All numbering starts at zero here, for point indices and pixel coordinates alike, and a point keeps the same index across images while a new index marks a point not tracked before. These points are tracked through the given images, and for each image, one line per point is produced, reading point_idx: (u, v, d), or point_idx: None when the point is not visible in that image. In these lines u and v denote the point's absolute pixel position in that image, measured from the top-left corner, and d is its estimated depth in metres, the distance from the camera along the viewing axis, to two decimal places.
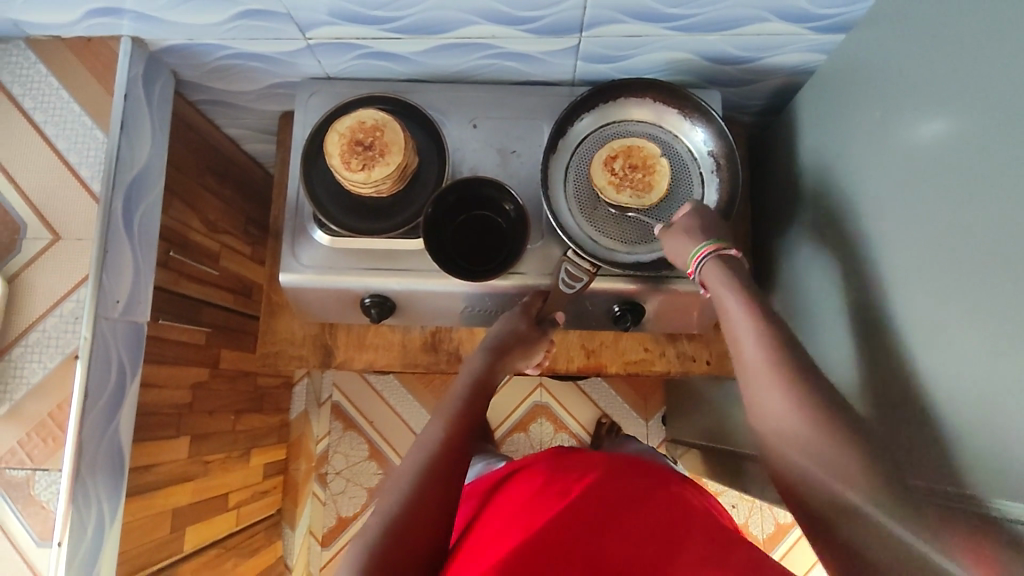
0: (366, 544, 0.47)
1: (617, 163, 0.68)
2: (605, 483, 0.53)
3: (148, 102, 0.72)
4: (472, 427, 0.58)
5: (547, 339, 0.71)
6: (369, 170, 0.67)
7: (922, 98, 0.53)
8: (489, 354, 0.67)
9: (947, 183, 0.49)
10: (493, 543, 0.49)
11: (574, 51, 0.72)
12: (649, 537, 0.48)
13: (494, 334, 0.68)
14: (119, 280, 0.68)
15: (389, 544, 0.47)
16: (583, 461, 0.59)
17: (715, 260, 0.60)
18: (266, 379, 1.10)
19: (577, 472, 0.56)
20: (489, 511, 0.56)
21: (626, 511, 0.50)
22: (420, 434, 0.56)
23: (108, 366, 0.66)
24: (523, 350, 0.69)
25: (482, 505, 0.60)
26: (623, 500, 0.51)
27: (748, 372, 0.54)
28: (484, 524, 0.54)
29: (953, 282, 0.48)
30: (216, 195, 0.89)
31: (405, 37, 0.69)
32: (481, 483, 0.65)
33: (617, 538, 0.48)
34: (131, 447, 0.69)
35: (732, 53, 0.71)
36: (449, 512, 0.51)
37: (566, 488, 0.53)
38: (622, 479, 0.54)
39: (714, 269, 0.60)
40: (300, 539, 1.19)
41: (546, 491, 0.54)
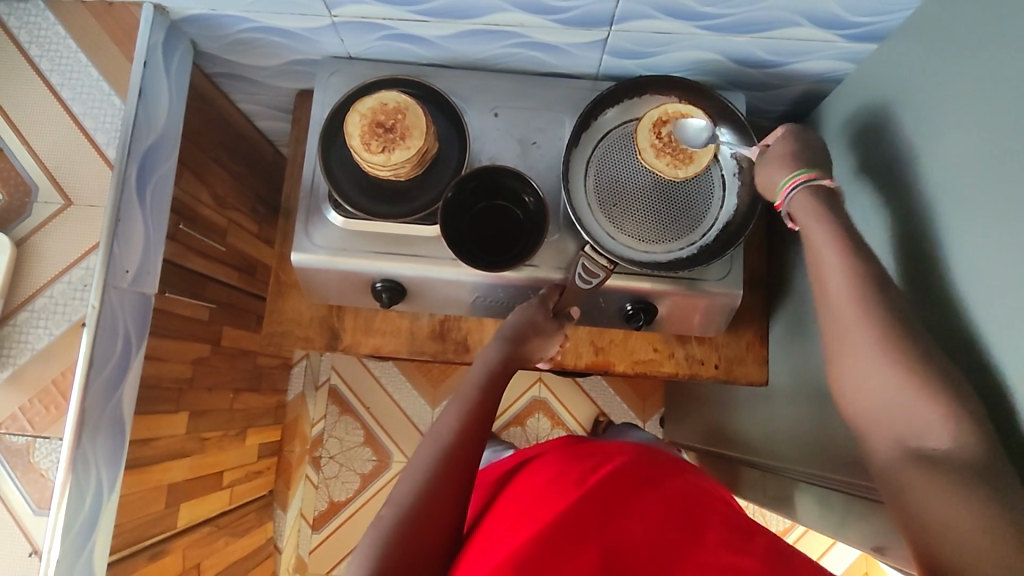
0: (381, 531, 0.47)
1: (666, 129, 0.67)
2: (620, 471, 0.53)
3: (167, 71, 0.71)
4: (487, 414, 0.57)
5: (562, 333, 0.70)
6: (389, 152, 0.66)
7: (956, 111, 0.52)
8: (503, 344, 0.67)
9: (980, 198, 0.49)
10: (509, 530, 0.49)
11: (601, 45, 0.71)
12: (670, 523, 0.47)
13: (511, 325, 0.68)
14: (130, 250, 0.66)
15: (405, 532, 0.47)
16: (598, 451, 0.58)
17: (808, 190, 0.57)
18: (265, 358, 1.09)
19: (593, 462, 0.55)
20: (502, 500, 0.56)
21: (645, 499, 0.50)
22: (434, 422, 0.56)
23: (114, 335, 0.64)
24: (537, 342, 0.68)
25: (495, 494, 0.59)
26: (639, 487, 0.51)
27: (834, 312, 0.52)
28: (499, 512, 0.53)
29: (983, 297, 0.48)
30: (227, 170, 0.88)
31: (432, 20, 0.68)
32: (492, 473, 0.64)
33: (634, 523, 0.47)
34: (133, 419, 0.69)
35: (760, 57, 0.71)
36: (464, 500, 0.51)
37: (581, 476, 0.53)
38: (639, 469, 0.53)
39: (804, 199, 0.57)
40: (290, 522, 1.19)
41: (560, 479, 0.53)
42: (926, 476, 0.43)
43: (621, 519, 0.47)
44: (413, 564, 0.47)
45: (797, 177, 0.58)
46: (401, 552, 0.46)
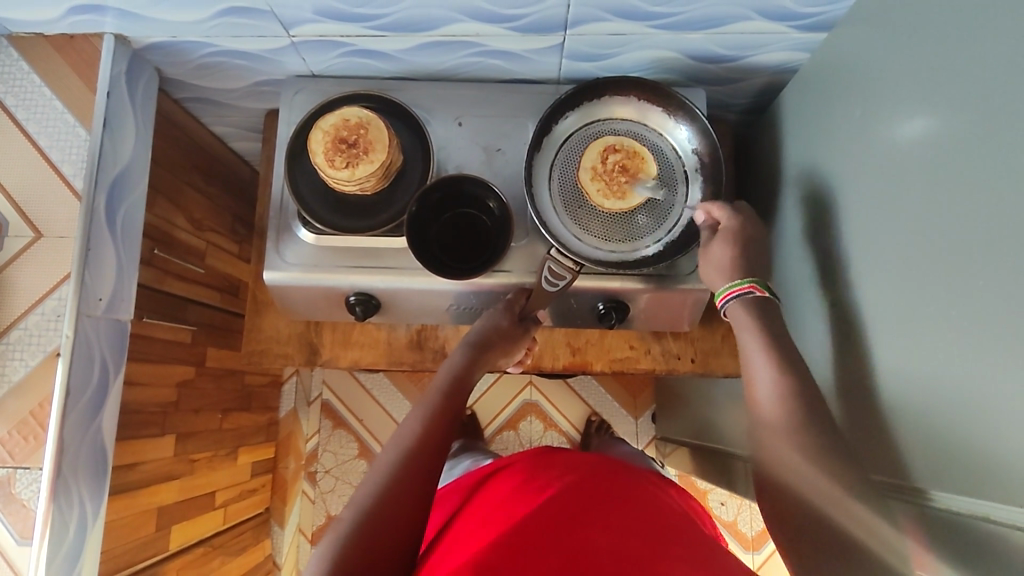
0: (341, 535, 0.48)
1: (613, 158, 0.70)
2: (583, 482, 0.53)
3: (131, 100, 0.72)
4: (452, 424, 0.58)
5: (527, 337, 0.71)
6: (353, 167, 0.67)
7: (901, 96, 0.53)
8: (468, 351, 0.67)
9: (923, 180, 0.49)
10: (470, 539, 0.49)
11: (558, 49, 0.72)
12: (628, 532, 0.48)
13: (474, 332, 0.69)
14: (101, 278, 0.68)
15: (365, 537, 0.48)
16: (564, 461, 0.59)
17: (744, 302, 0.61)
18: (254, 377, 1.09)
19: (557, 470, 0.56)
20: (467, 509, 0.56)
21: (605, 509, 0.50)
22: (398, 427, 0.56)
23: (90, 362, 0.65)
24: (504, 347, 0.69)
25: (460, 504, 0.60)
26: (601, 498, 0.52)
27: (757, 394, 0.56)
28: (462, 520, 0.54)
29: (927, 280, 0.48)
30: (202, 193, 0.89)
31: (389, 35, 0.69)
32: (461, 484, 0.65)
33: (594, 530, 0.48)
34: (115, 445, 0.69)
35: (716, 52, 0.72)
36: (426, 507, 0.52)
37: (544, 484, 0.53)
38: (601, 481, 0.54)
39: (741, 308, 0.61)
40: (288, 538, 1.20)
41: (523, 488, 0.54)
42: None
43: (581, 526, 0.48)
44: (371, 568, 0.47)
45: (738, 286, 0.62)
46: (361, 555, 0.47)
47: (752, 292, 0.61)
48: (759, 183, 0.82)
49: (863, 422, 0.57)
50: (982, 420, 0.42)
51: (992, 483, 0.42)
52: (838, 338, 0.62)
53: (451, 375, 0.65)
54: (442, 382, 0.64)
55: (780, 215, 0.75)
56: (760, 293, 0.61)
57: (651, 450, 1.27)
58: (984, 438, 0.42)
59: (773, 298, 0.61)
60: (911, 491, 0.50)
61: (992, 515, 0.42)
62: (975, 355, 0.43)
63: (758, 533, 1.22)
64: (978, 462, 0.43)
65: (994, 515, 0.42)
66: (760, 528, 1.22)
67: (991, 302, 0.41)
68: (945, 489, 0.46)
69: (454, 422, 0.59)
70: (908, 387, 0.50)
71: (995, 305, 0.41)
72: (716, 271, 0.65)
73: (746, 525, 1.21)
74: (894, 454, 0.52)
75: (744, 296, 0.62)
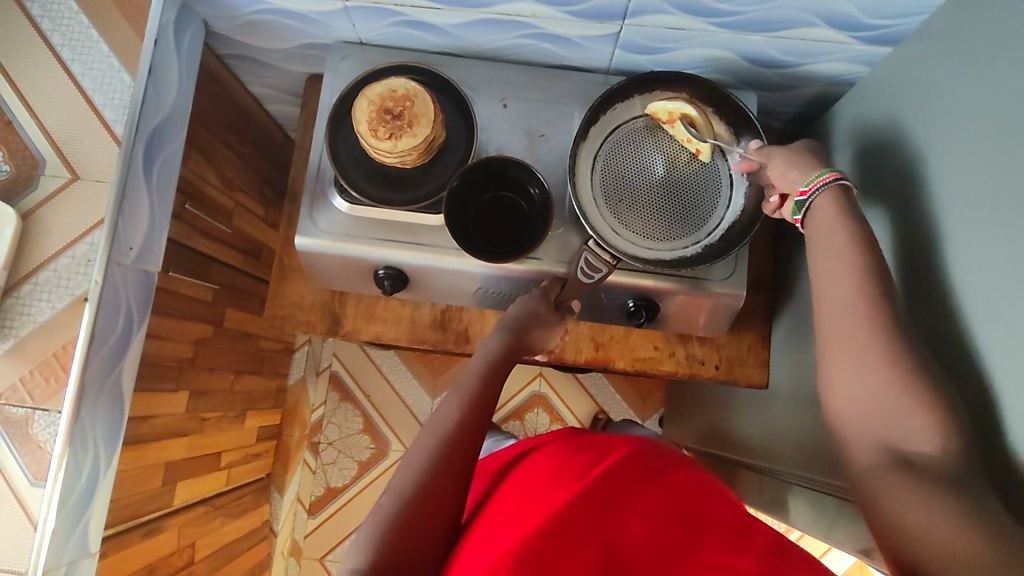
0: (379, 521, 0.48)
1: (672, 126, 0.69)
2: (621, 463, 0.52)
3: (177, 50, 0.70)
4: (488, 407, 0.57)
5: (563, 324, 0.70)
6: (396, 139, 0.66)
7: (969, 117, 0.52)
8: (505, 335, 0.66)
9: (993, 203, 0.48)
10: (507, 524, 0.49)
11: (613, 39, 0.71)
12: (669, 522, 0.47)
13: (512, 316, 0.67)
14: (134, 227, 0.67)
15: (402, 526, 0.47)
16: (600, 443, 0.58)
17: (836, 188, 0.57)
18: (267, 342, 1.09)
19: (594, 453, 0.55)
20: (501, 491, 0.56)
21: (645, 494, 0.49)
22: (433, 412, 0.56)
23: (115, 311, 0.65)
24: (540, 331, 0.68)
25: (494, 484, 0.59)
26: (641, 480, 0.51)
27: (830, 343, 0.52)
28: (498, 504, 0.53)
29: (990, 306, 0.47)
30: (235, 152, 0.88)
31: (444, 8, 0.68)
32: (491, 464, 0.64)
33: (632, 519, 0.47)
34: (131, 395, 0.69)
35: (774, 56, 0.70)
36: (461, 494, 0.51)
37: (582, 466, 0.53)
38: (639, 462, 0.53)
39: (832, 196, 0.57)
40: (287, 505, 1.20)
41: (560, 471, 0.53)
42: (897, 490, 0.44)
43: (620, 513, 0.48)
44: (410, 556, 0.47)
45: (825, 174, 0.58)
46: (398, 543, 0.46)
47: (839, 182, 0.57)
48: None
49: None
50: None
51: None
52: None
53: (489, 357, 0.64)
54: (477, 366, 0.63)
55: None
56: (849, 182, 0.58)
57: None
58: None
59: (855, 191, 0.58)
60: None
61: None
62: None
63: None
64: None
65: None
66: None
67: None
68: None
69: (491, 406, 0.58)
70: None
71: None
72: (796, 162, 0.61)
73: None
74: None
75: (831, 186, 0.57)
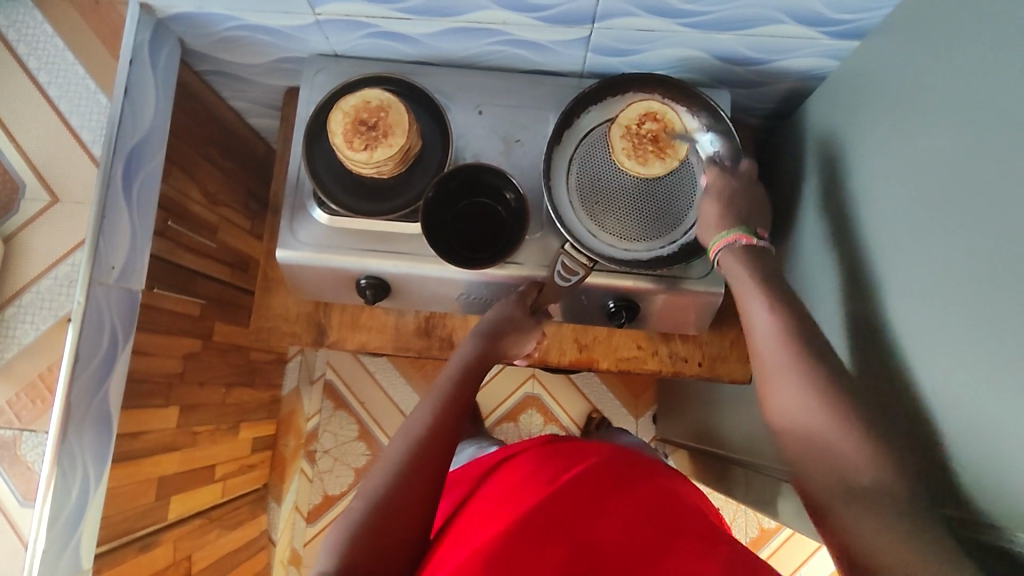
0: (349, 524, 0.48)
1: (647, 127, 0.68)
2: (594, 470, 0.53)
3: (153, 70, 0.71)
4: (462, 412, 0.58)
5: (539, 327, 0.71)
6: (372, 150, 0.66)
7: (931, 109, 0.52)
8: (480, 340, 0.67)
9: (951, 195, 0.49)
10: (477, 527, 0.50)
11: (584, 42, 0.71)
12: (639, 525, 0.48)
13: (488, 320, 0.68)
14: (115, 246, 0.67)
15: (373, 524, 0.48)
16: (575, 450, 0.59)
17: (733, 250, 0.62)
18: (259, 353, 1.10)
19: (568, 459, 0.56)
20: (475, 496, 0.57)
21: (616, 500, 0.50)
22: (407, 418, 0.56)
23: (100, 329, 0.66)
24: (516, 337, 0.69)
25: (469, 491, 0.60)
26: (609, 483, 0.52)
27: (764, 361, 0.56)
28: (472, 509, 0.54)
29: (949, 298, 0.48)
30: (218, 167, 0.89)
31: (415, 18, 0.68)
32: (467, 473, 0.65)
33: (602, 521, 0.48)
34: (119, 413, 0.70)
35: (745, 54, 0.71)
36: (433, 499, 0.52)
37: (553, 471, 0.54)
38: (612, 470, 0.54)
39: (731, 257, 0.62)
40: (284, 514, 1.20)
41: (534, 477, 0.54)
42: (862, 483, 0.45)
43: (588, 514, 0.49)
44: (380, 559, 0.47)
45: (730, 235, 0.62)
46: (368, 546, 0.47)
47: (740, 241, 0.62)
48: (779, 190, 0.81)
49: None
50: (1002, 444, 0.41)
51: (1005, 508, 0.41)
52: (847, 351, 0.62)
53: (464, 362, 0.65)
54: (452, 371, 0.64)
55: (798, 222, 0.74)
56: (749, 241, 0.62)
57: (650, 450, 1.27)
58: (1002, 462, 0.42)
59: (765, 245, 0.62)
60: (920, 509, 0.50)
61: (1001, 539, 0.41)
62: (994, 378, 0.43)
63: (753, 539, 1.23)
64: (990, 482, 0.43)
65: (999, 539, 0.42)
66: (755, 535, 1.22)
67: (1013, 322, 0.41)
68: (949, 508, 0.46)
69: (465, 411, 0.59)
70: (921, 406, 0.50)
71: (1016, 327, 0.41)
72: (707, 229, 0.65)
73: (742, 531, 1.22)
74: None
75: (733, 246, 0.62)
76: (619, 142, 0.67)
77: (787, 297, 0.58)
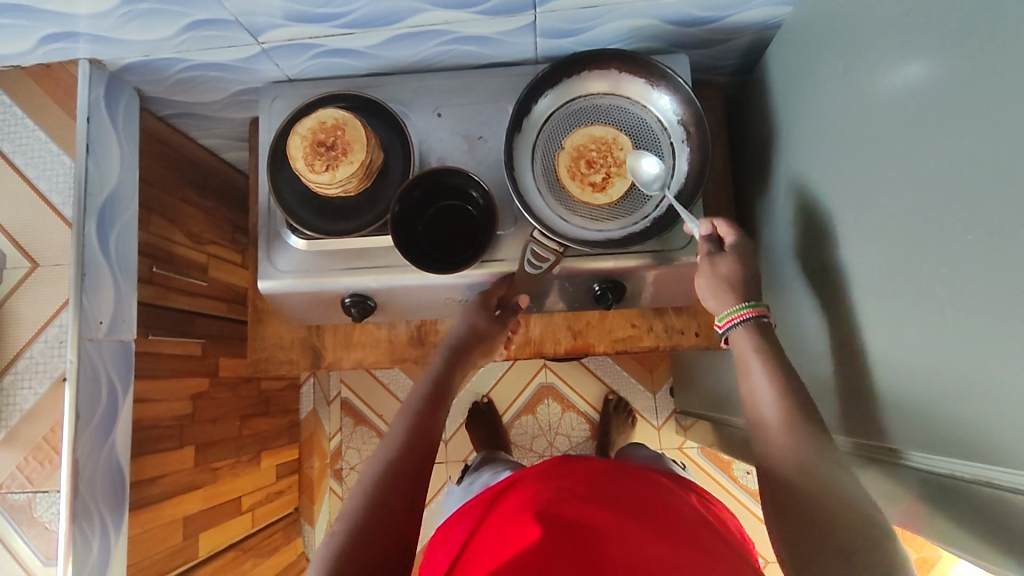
0: (337, 539, 0.49)
1: (597, 172, 0.69)
2: (599, 502, 0.55)
3: (113, 124, 0.72)
4: (434, 430, 0.60)
5: (506, 329, 0.74)
6: (333, 170, 0.66)
7: (886, 45, 0.50)
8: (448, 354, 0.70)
9: (912, 130, 0.47)
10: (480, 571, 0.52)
11: (531, 29, 0.69)
12: (639, 548, 0.49)
13: (455, 335, 0.72)
14: (100, 302, 0.69)
15: (362, 536, 0.49)
16: (569, 474, 0.61)
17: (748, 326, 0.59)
18: (269, 382, 1.11)
19: (567, 486, 0.58)
20: (479, 530, 0.59)
21: (619, 525, 0.52)
22: (383, 436, 0.58)
23: (97, 385, 0.67)
24: (483, 347, 0.73)
25: (469, 529, 0.62)
26: (608, 507, 0.55)
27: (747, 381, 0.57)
28: (482, 547, 0.55)
29: (920, 241, 0.46)
30: (199, 207, 0.90)
31: (357, 32, 0.67)
32: (467, 513, 0.66)
33: (611, 543, 0.50)
34: (131, 462, 0.71)
35: (696, 14, 0.68)
36: (412, 509, 0.52)
37: (544, 503, 0.55)
38: (611, 502, 0.56)
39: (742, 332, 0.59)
40: (320, 535, 1.23)
41: (536, 504, 0.56)
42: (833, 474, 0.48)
43: (596, 538, 0.50)
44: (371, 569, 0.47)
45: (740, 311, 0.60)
46: (359, 558, 0.47)
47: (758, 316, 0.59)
48: (752, 146, 0.79)
49: (866, 387, 0.55)
50: (993, 388, 0.40)
51: (994, 452, 0.40)
52: (832, 301, 0.60)
53: (433, 377, 0.67)
54: (423, 384, 0.66)
55: (774, 178, 0.73)
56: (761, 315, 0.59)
57: (671, 423, 1.26)
58: (990, 405, 0.40)
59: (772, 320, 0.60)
60: (915, 456, 0.49)
61: (995, 479, 0.41)
62: (972, 319, 0.41)
63: None
64: (977, 425, 0.42)
65: (995, 479, 0.41)
66: None
67: (990, 254, 0.39)
68: (945, 453, 0.45)
69: (438, 423, 0.61)
70: (905, 354, 0.49)
71: (995, 264, 0.39)
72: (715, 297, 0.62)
73: None
74: (896, 422, 0.51)
75: (749, 321, 0.59)
76: (598, 135, 0.70)
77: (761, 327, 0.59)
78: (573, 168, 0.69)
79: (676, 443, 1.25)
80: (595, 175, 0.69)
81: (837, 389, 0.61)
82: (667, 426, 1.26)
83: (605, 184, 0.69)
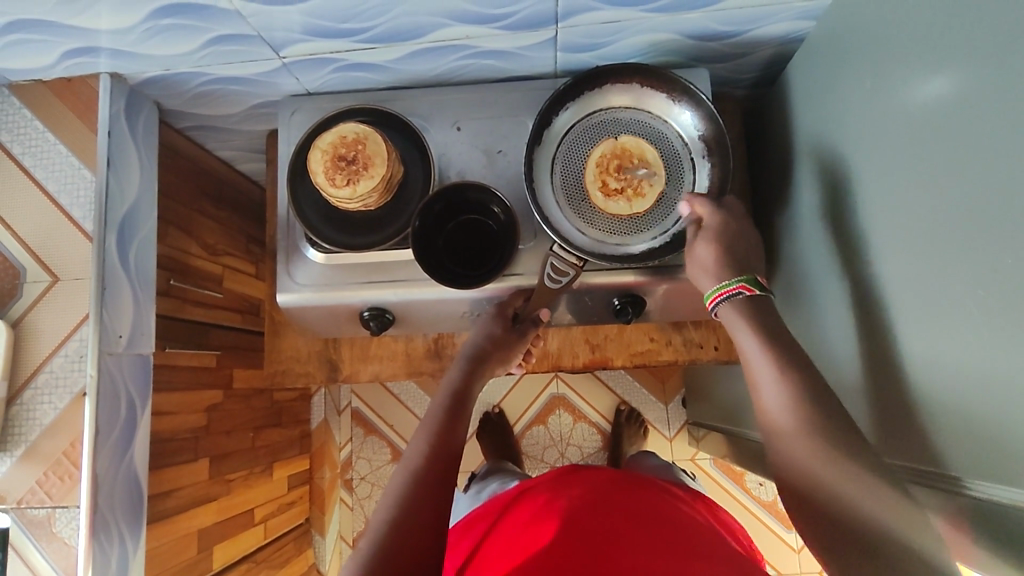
0: (364, 553, 0.49)
1: (617, 178, 0.69)
2: (617, 510, 0.55)
3: (133, 137, 0.72)
4: (456, 441, 0.60)
5: (524, 339, 0.74)
6: (354, 184, 0.66)
7: (913, 64, 0.49)
8: (466, 364, 0.70)
9: (936, 150, 0.47)
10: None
11: (552, 43, 0.69)
12: (664, 555, 0.49)
13: (471, 344, 0.71)
14: (119, 316, 0.69)
15: (390, 550, 0.48)
16: (584, 483, 0.61)
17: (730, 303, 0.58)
18: (282, 393, 1.11)
19: (583, 495, 0.58)
20: (492, 538, 0.59)
21: (640, 534, 0.52)
22: (404, 451, 0.58)
23: (117, 399, 0.67)
24: (502, 354, 0.72)
25: (481, 537, 0.61)
26: (627, 516, 0.55)
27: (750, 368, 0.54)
28: (498, 555, 0.55)
29: (948, 262, 0.46)
30: (215, 219, 0.90)
31: (378, 46, 0.67)
32: (478, 520, 0.65)
33: (632, 551, 0.49)
34: (149, 476, 0.71)
35: (717, 29, 0.68)
36: (437, 518, 0.52)
37: (559, 511, 0.55)
38: (629, 510, 0.56)
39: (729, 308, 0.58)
40: (331, 545, 1.23)
41: (554, 511, 0.56)
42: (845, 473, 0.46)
43: (617, 545, 0.50)
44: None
45: (728, 287, 0.58)
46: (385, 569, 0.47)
47: (742, 293, 0.58)
48: (772, 160, 0.79)
49: (892, 405, 0.55)
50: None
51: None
52: (856, 316, 0.60)
53: (451, 387, 0.67)
54: (442, 397, 0.66)
55: (795, 192, 0.73)
56: (750, 292, 0.57)
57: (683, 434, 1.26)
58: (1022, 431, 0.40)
59: (766, 295, 0.58)
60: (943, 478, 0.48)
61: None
62: (1003, 343, 0.41)
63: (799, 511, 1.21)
64: (1007, 449, 0.41)
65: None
66: None
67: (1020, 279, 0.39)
68: (975, 477, 0.45)
69: (460, 435, 0.61)
70: (932, 375, 0.49)
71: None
72: (703, 276, 0.61)
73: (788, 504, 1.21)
74: (924, 442, 0.50)
75: (736, 296, 0.58)
76: (643, 151, 0.69)
77: (758, 307, 0.57)
78: (598, 166, 0.69)
79: (688, 454, 1.24)
80: (616, 182, 0.69)
81: (861, 405, 0.60)
82: (679, 437, 1.25)
83: (617, 193, 0.69)
